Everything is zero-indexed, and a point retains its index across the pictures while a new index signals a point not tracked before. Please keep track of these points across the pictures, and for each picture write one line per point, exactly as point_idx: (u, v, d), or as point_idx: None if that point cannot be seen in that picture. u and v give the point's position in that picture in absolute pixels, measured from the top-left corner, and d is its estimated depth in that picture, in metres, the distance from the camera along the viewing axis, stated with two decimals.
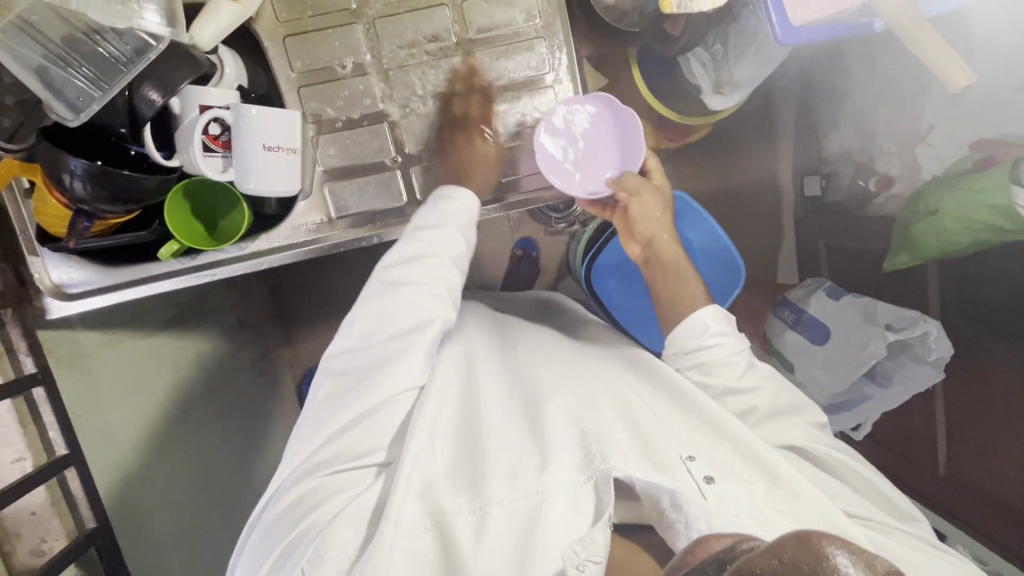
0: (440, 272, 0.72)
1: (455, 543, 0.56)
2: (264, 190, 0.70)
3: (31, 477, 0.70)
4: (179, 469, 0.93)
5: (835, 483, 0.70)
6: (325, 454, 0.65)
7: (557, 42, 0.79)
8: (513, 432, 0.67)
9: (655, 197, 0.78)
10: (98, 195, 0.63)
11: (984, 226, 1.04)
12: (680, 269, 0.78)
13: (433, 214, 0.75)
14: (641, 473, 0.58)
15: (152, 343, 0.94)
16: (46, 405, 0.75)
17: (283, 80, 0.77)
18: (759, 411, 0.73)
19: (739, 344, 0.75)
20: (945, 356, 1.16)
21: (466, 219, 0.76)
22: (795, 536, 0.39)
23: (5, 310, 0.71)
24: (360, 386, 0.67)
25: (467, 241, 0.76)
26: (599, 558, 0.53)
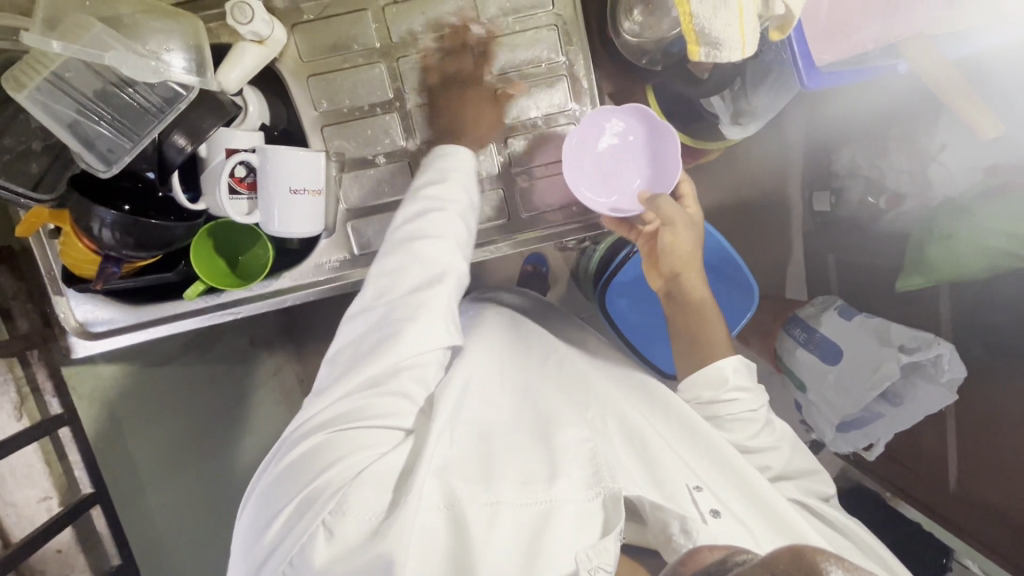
0: (449, 227, 0.67)
1: (466, 528, 0.54)
2: (290, 232, 0.70)
3: (59, 519, 0.71)
4: (194, 497, 0.93)
5: (827, 530, 0.70)
6: (338, 413, 0.62)
7: (578, 79, 0.80)
8: (524, 441, 0.66)
9: (686, 230, 0.77)
10: (126, 242, 0.63)
11: (995, 253, 1.06)
12: (705, 310, 0.77)
13: (432, 171, 0.71)
14: (652, 495, 0.60)
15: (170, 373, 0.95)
16: (73, 444, 0.76)
17: (307, 120, 0.77)
18: (773, 472, 0.74)
19: (759, 401, 0.74)
20: (958, 376, 1.16)
21: (467, 176, 0.72)
22: (791, 550, 0.41)
23: (30, 352, 0.72)
24: (368, 347, 0.63)
25: (470, 196, 0.71)
26: (611, 566, 0.53)
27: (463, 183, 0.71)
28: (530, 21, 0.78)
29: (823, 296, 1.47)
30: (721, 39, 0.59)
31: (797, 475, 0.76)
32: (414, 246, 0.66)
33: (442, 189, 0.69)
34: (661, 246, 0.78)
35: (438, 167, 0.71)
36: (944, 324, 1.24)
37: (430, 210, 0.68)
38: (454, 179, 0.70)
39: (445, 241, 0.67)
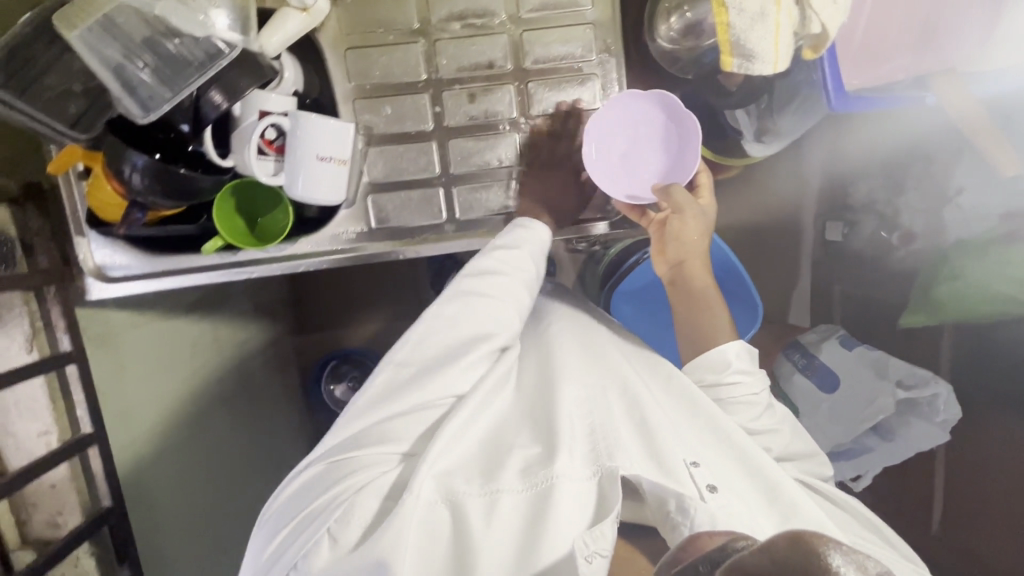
0: (510, 291, 0.73)
1: (467, 526, 0.58)
2: (312, 197, 0.72)
3: (55, 455, 0.71)
4: (184, 450, 0.94)
5: (837, 511, 0.71)
6: (356, 436, 0.65)
7: (609, 80, 0.81)
8: (528, 428, 0.68)
9: (695, 218, 0.78)
10: (154, 190, 0.65)
11: (1001, 301, 1.07)
12: (704, 295, 0.79)
13: (512, 237, 0.76)
14: (649, 474, 0.60)
15: (166, 327, 0.95)
16: (77, 383, 0.76)
17: (340, 91, 0.78)
18: (776, 453, 0.75)
19: (759, 385, 0.76)
20: (952, 418, 1.19)
21: (541, 249, 0.77)
22: (790, 538, 0.39)
23: (48, 288, 0.73)
24: (403, 387, 0.67)
25: (535, 266, 0.77)
26: (607, 552, 0.54)
27: (532, 253, 0.76)
28: (567, 18, 0.79)
29: (825, 324, 1.47)
30: (755, 51, 0.60)
31: (793, 457, 0.77)
32: (470, 300, 0.71)
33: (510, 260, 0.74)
34: (669, 233, 0.79)
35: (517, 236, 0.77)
36: (944, 363, 1.25)
37: (498, 272, 0.73)
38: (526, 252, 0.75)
39: (500, 299, 0.73)
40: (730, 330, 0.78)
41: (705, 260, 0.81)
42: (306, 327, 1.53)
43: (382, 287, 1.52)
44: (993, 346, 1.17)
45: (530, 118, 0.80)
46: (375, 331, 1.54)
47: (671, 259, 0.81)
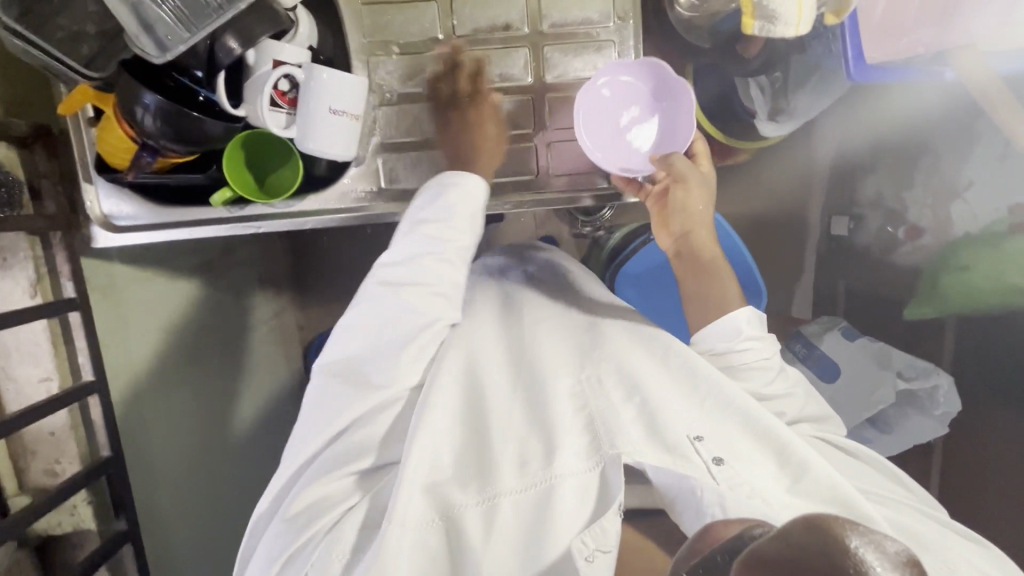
0: (441, 272, 0.72)
1: (465, 536, 0.60)
2: (322, 151, 0.71)
3: (56, 399, 0.71)
4: (179, 415, 0.94)
5: (845, 460, 0.73)
6: (328, 460, 0.66)
7: (626, 47, 0.80)
8: (518, 419, 0.68)
9: (699, 190, 0.77)
10: (165, 133, 0.64)
11: (1015, 292, 1.07)
12: (711, 269, 0.77)
13: (439, 204, 0.74)
14: (653, 458, 0.60)
15: (165, 287, 0.95)
16: (80, 330, 0.75)
17: (354, 47, 0.77)
18: (789, 416, 0.75)
19: (771, 350, 0.76)
20: (950, 411, 1.19)
21: (473, 212, 0.75)
22: (811, 526, 0.37)
23: (54, 234, 0.72)
24: (354, 397, 0.68)
25: (470, 239, 0.75)
26: (610, 548, 0.56)
27: (467, 218, 0.73)
28: None
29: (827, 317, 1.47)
30: (779, 12, 0.62)
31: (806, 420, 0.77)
32: (401, 293, 0.71)
33: (435, 223, 0.72)
34: (675, 206, 0.78)
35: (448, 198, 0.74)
36: (946, 356, 1.25)
37: (417, 255, 0.72)
38: (452, 220, 0.72)
39: (434, 288, 0.72)
40: (741, 296, 0.77)
41: (710, 231, 0.79)
42: (308, 302, 1.53)
43: None
44: (997, 339, 1.17)
45: (546, 82, 0.80)
46: None
47: (675, 232, 0.79)
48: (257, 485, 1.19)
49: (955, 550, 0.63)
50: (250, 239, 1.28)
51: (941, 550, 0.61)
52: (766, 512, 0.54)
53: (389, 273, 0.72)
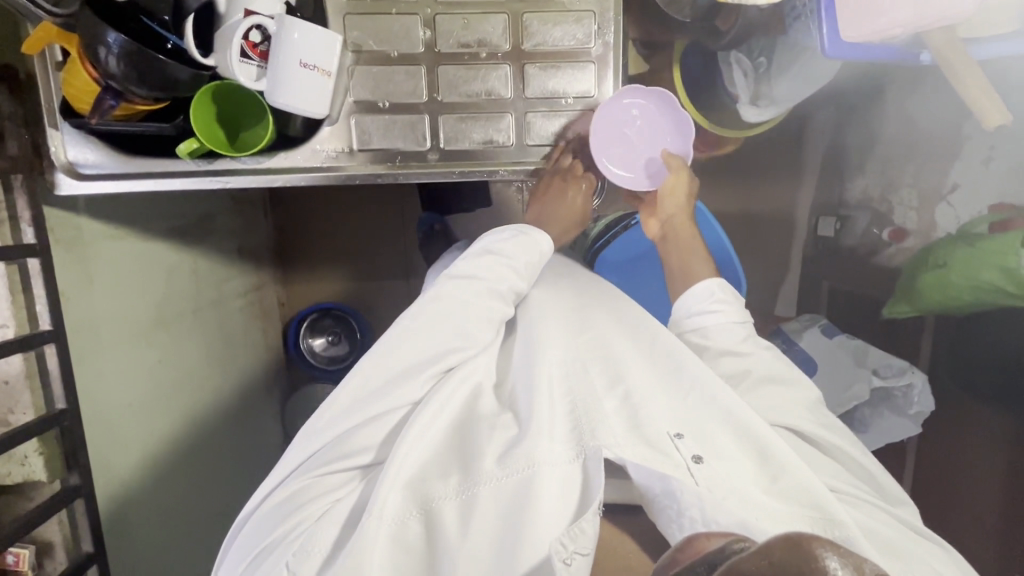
0: (482, 298, 0.72)
1: (442, 532, 0.58)
2: (292, 106, 0.71)
3: (10, 344, 0.69)
4: (142, 376, 0.92)
5: (831, 466, 0.69)
6: (319, 454, 0.65)
7: (606, 19, 0.79)
8: (506, 415, 0.67)
9: (687, 180, 0.81)
10: (129, 76, 0.63)
11: (986, 288, 1.05)
12: (692, 247, 0.81)
13: (510, 244, 0.76)
14: (633, 454, 0.58)
15: (136, 245, 0.93)
16: (39, 278, 0.73)
17: (330, 4, 0.76)
18: (754, 375, 0.73)
19: (741, 314, 0.77)
20: (924, 410, 1.18)
21: (534, 259, 0.78)
22: (786, 540, 0.40)
23: (15, 177, 0.70)
24: (360, 399, 0.66)
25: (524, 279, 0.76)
26: (587, 550, 0.55)
27: (525, 261, 0.76)
28: None
29: (810, 316, 1.48)
30: None
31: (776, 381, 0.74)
32: (444, 310, 0.70)
33: (505, 260, 0.75)
34: (661, 189, 0.82)
35: (516, 242, 0.77)
36: (923, 357, 1.26)
37: (476, 282, 0.73)
38: (519, 262, 0.76)
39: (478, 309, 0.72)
40: (713, 270, 0.80)
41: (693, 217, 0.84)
42: (289, 279, 1.52)
43: (370, 245, 1.51)
44: (979, 344, 1.13)
45: (524, 50, 0.79)
46: (359, 289, 1.53)
47: (661, 217, 0.84)
48: (226, 457, 1.17)
49: (924, 559, 0.61)
50: (231, 209, 1.26)
51: (919, 563, 0.60)
52: (744, 518, 0.54)
53: (438, 294, 0.71)
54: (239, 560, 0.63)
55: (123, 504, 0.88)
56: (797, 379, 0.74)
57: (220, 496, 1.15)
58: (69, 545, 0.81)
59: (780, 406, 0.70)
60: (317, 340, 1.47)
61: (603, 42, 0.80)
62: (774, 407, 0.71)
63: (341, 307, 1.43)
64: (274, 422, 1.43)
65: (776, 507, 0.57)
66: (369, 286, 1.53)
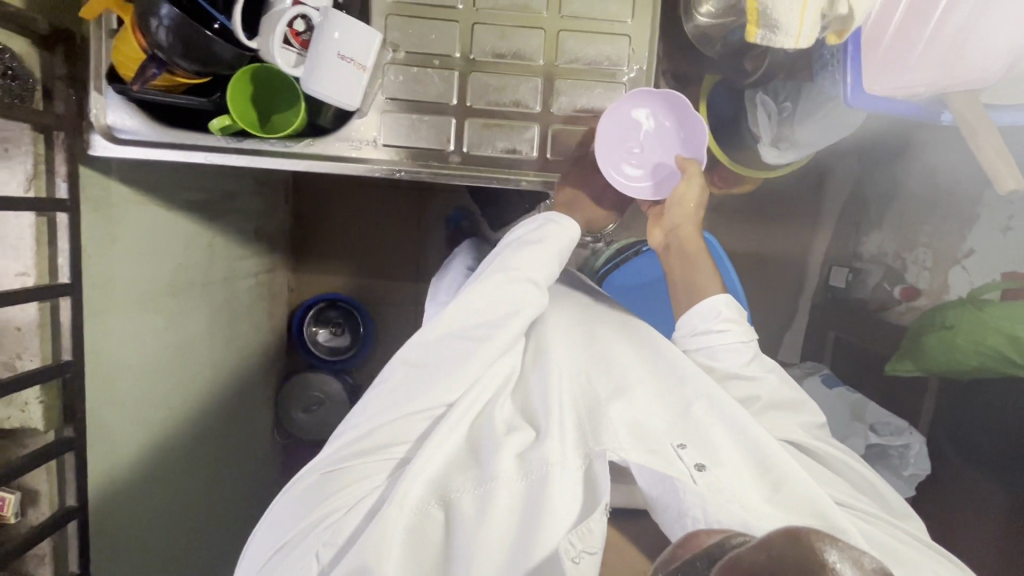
0: (518, 287, 0.74)
1: (459, 525, 0.59)
2: (325, 94, 0.73)
3: (30, 292, 0.71)
4: (143, 334, 0.93)
5: (828, 474, 0.72)
6: (344, 449, 0.66)
7: (640, 45, 0.81)
8: (519, 417, 0.68)
9: (698, 186, 0.80)
10: (174, 48, 0.67)
11: (993, 355, 1.04)
12: (697, 261, 0.81)
13: (539, 232, 0.81)
14: (634, 455, 0.60)
15: (159, 212, 0.96)
16: (64, 233, 0.76)
17: (375, 4, 0.79)
18: (761, 402, 0.75)
19: (748, 333, 0.78)
20: (920, 472, 1.19)
21: (564, 245, 0.81)
22: (786, 532, 0.37)
23: (58, 134, 0.74)
24: (402, 400, 0.68)
25: (550, 265, 0.78)
26: (594, 550, 0.55)
27: (556, 253, 0.78)
28: None
29: (812, 363, 1.47)
30: (779, 23, 0.64)
31: (780, 406, 0.76)
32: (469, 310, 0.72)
33: (536, 245, 0.78)
34: (671, 197, 0.81)
35: (545, 230, 0.81)
36: (923, 417, 1.25)
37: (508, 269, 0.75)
38: (551, 248, 0.79)
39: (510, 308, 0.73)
40: (720, 286, 0.80)
41: (699, 227, 0.83)
42: (301, 266, 1.55)
43: (385, 242, 1.54)
44: (977, 409, 1.15)
45: (556, 66, 0.81)
46: (368, 284, 1.55)
47: (666, 227, 0.83)
48: (217, 433, 1.19)
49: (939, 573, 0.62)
50: (255, 191, 1.30)
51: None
52: (745, 518, 0.55)
53: (472, 303, 0.72)
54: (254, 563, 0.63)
55: (108, 458, 0.88)
56: (801, 400, 0.78)
57: (208, 469, 1.16)
58: (53, 498, 0.82)
59: (781, 429, 0.74)
60: (321, 330, 1.49)
61: (633, 69, 0.82)
62: (773, 426, 0.74)
63: (348, 300, 1.45)
64: (266, 407, 1.44)
65: (778, 515, 0.58)
66: (379, 283, 1.55)
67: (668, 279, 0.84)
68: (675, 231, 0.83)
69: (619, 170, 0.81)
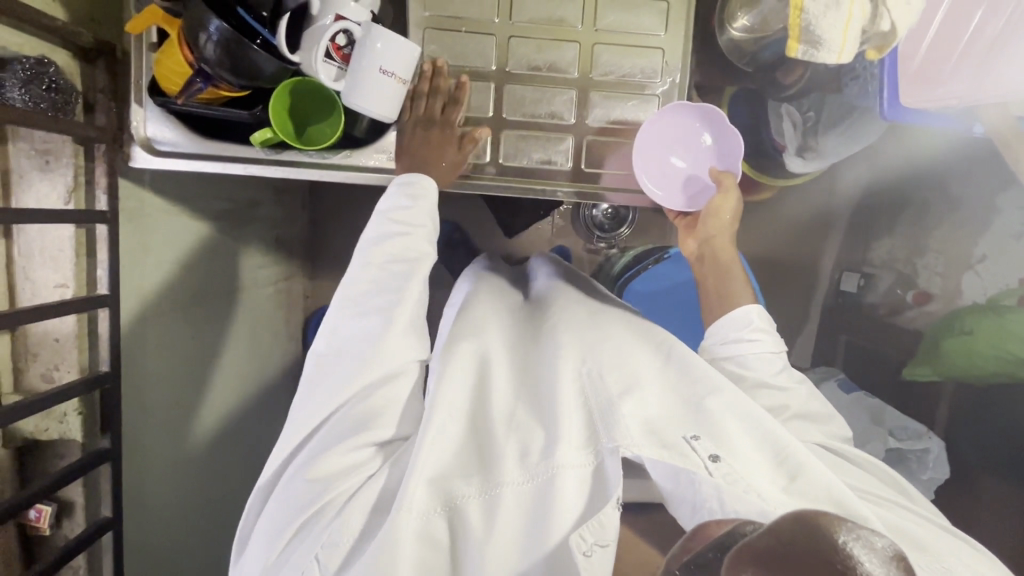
0: (409, 251, 0.73)
1: (468, 527, 0.60)
2: (366, 109, 0.75)
3: (73, 303, 0.71)
4: (171, 341, 0.93)
5: (850, 468, 0.73)
6: (326, 437, 0.65)
7: (674, 58, 0.82)
8: (524, 410, 0.68)
9: (734, 199, 0.81)
10: (223, 63, 0.67)
11: (1012, 360, 1.06)
12: (731, 270, 0.82)
13: (399, 195, 0.76)
14: (649, 453, 0.60)
15: (188, 221, 0.96)
16: (103, 245, 0.76)
17: (412, 18, 0.80)
18: (791, 411, 0.76)
19: (779, 344, 0.79)
20: (937, 477, 1.20)
21: (431, 204, 0.77)
22: (799, 526, 0.43)
23: (99, 146, 0.75)
24: (348, 372, 0.66)
25: (429, 222, 0.76)
26: (607, 543, 0.56)
27: (429, 210, 0.76)
28: None
29: (825, 368, 1.48)
30: (823, 38, 0.65)
31: (807, 416, 0.77)
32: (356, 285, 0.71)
33: (405, 210, 0.75)
34: (706, 210, 0.81)
35: (407, 191, 0.76)
36: (939, 422, 1.27)
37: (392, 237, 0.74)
38: (420, 207, 0.75)
39: (384, 275, 0.71)
40: (752, 297, 0.81)
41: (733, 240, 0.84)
42: (315, 273, 1.55)
43: None
44: (996, 413, 1.16)
45: (590, 79, 0.82)
46: None
47: (701, 236, 0.84)
48: (240, 439, 1.19)
49: (968, 562, 0.61)
50: (275, 200, 1.30)
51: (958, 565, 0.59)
52: (762, 507, 0.53)
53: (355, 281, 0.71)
54: (260, 556, 0.62)
55: (134, 464, 0.87)
56: (826, 414, 0.79)
57: (233, 474, 1.17)
58: (89, 507, 0.82)
59: (811, 439, 0.74)
60: None
61: (667, 82, 0.83)
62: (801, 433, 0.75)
63: None
64: (284, 413, 1.44)
65: (795, 503, 0.57)
66: None
67: (700, 289, 0.85)
68: (709, 241, 0.84)
69: (654, 183, 0.82)
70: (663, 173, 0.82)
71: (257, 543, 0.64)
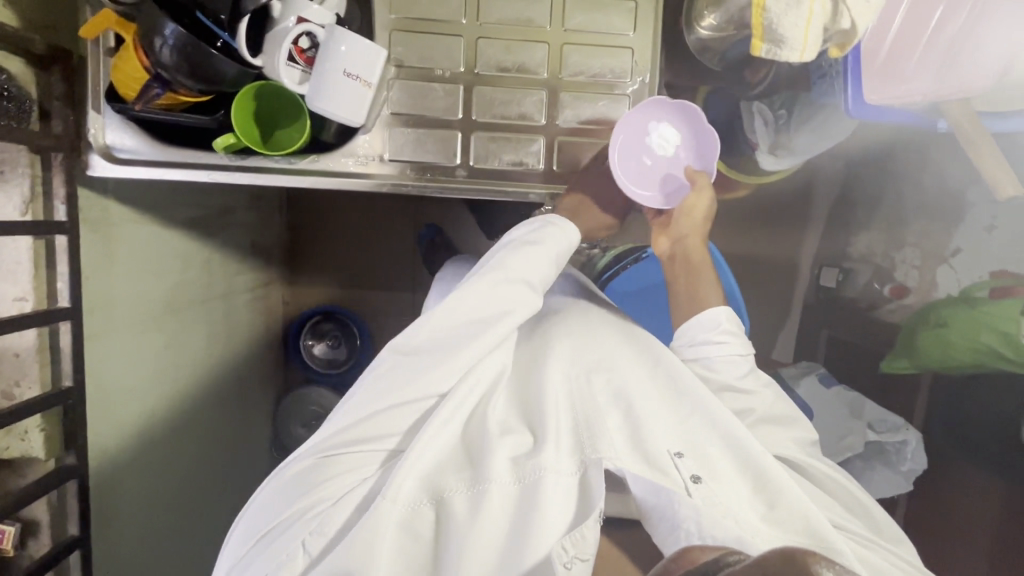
0: (525, 283, 0.73)
1: (453, 522, 0.59)
2: (331, 113, 0.74)
3: (31, 316, 0.69)
4: (143, 355, 0.91)
5: (820, 494, 0.74)
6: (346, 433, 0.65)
7: (644, 58, 0.82)
8: (514, 417, 0.68)
9: (707, 198, 0.82)
10: (180, 67, 0.66)
11: (986, 351, 1.07)
12: (701, 271, 0.82)
13: (533, 233, 0.76)
14: (631, 466, 0.61)
15: (156, 230, 0.94)
16: (63, 256, 0.74)
17: (379, 20, 0.79)
18: (756, 415, 0.76)
19: (746, 347, 0.78)
20: (916, 467, 1.20)
21: (562, 249, 0.77)
22: (781, 554, 0.39)
23: (56, 155, 0.73)
24: (400, 382, 0.67)
25: (552, 264, 0.75)
26: (587, 557, 0.56)
27: (555, 254, 0.76)
28: None
29: (807, 363, 1.49)
30: (785, 37, 0.66)
31: (774, 420, 0.78)
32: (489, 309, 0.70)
33: (535, 248, 0.74)
34: (679, 208, 0.82)
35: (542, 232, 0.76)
36: (917, 415, 1.28)
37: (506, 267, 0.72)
38: (546, 250, 0.75)
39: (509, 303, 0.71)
40: (721, 299, 0.81)
41: (705, 240, 0.84)
42: (293, 279, 1.52)
43: (381, 253, 1.52)
44: (973, 405, 1.17)
45: (560, 79, 0.82)
46: (363, 296, 1.54)
47: (672, 235, 0.84)
48: (217, 452, 1.16)
49: None
50: (250, 206, 1.28)
51: None
52: (739, 534, 0.56)
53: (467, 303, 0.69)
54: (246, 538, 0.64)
55: (104, 483, 0.85)
56: (794, 418, 0.79)
57: (210, 488, 1.15)
58: (55, 527, 0.79)
59: (774, 442, 0.75)
60: (316, 343, 1.46)
61: (638, 82, 0.83)
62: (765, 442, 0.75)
63: (344, 311, 1.43)
64: (264, 423, 1.42)
65: (773, 533, 0.60)
66: (376, 295, 1.54)
67: (670, 289, 0.84)
68: (681, 241, 0.84)
69: (637, 185, 0.81)
70: (642, 174, 0.81)
71: (252, 521, 0.65)
